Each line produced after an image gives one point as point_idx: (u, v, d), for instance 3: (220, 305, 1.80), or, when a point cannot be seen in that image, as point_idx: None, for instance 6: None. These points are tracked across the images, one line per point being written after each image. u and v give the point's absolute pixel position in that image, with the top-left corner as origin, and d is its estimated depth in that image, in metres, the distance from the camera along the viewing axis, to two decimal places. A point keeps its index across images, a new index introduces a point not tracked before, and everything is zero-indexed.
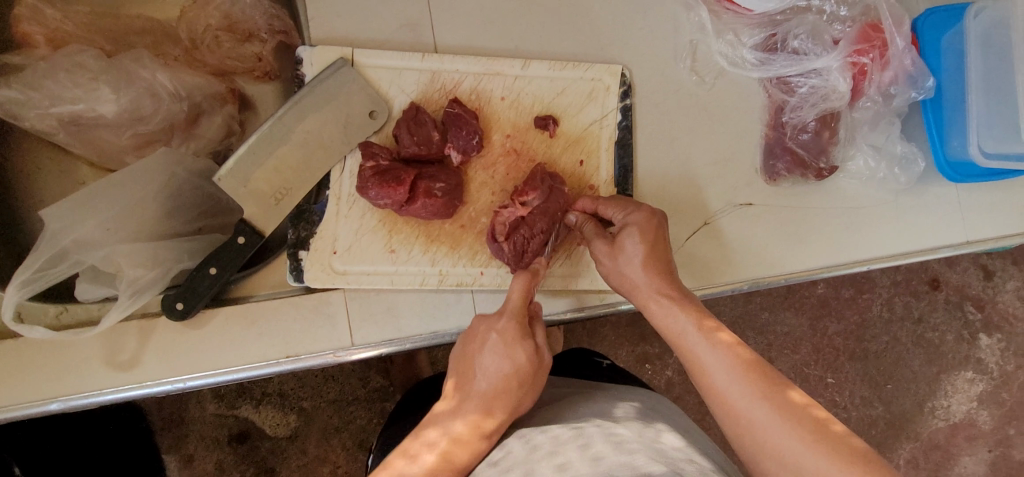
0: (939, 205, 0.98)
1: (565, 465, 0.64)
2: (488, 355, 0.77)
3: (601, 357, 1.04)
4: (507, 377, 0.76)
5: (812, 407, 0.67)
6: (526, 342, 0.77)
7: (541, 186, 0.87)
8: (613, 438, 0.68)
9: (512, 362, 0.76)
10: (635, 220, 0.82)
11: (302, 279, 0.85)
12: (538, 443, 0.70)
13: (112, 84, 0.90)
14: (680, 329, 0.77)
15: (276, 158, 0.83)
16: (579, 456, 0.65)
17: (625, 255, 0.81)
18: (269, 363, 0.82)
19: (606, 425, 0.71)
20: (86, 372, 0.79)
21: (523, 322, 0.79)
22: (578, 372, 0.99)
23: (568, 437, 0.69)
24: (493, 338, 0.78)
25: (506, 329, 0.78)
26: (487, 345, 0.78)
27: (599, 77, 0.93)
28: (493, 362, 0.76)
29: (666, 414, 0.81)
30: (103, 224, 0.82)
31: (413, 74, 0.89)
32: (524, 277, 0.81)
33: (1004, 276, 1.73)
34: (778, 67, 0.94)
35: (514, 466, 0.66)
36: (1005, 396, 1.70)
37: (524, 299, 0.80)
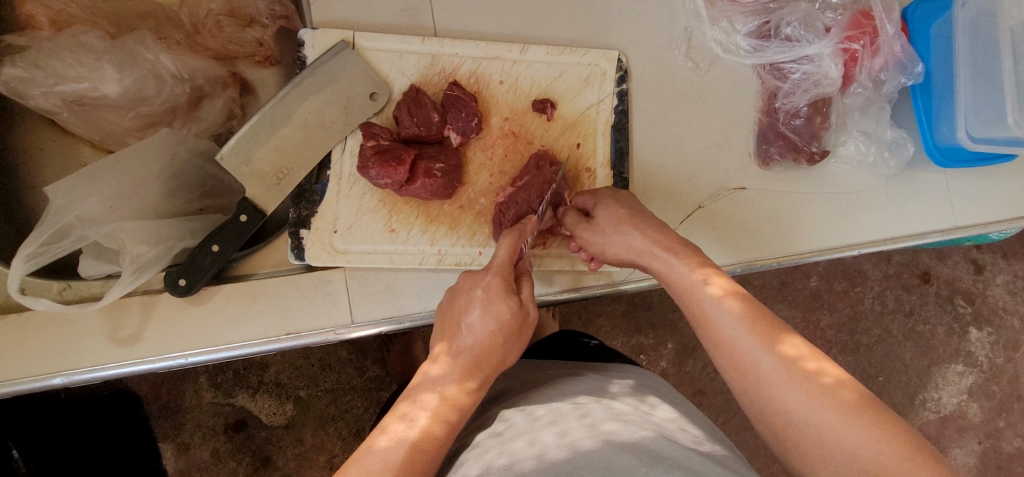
0: (928, 191, 1.00)
1: (564, 432, 0.65)
2: (472, 311, 0.78)
3: (589, 339, 1.07)
4: (495, 331, 0.77)
5: (802, 362, 0.65)
6: (512, 298, 0.78)
7: (534, 170, 0.90)
8: (610, 410, 0.70)
9: (497, 316, 0.77)
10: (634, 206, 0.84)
11: (303, 257, 0.86)
12: (536, 415, 0.71)
13: (115, 63, 0.91)
14: (690, 284, 0.76)
15: (278, 137, 0.85)
16: (578, 425, 0.66)
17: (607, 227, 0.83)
18: (269, 340, 0.84)
19: (604, 401, 0.73)
20: (90, 347, 0.81)
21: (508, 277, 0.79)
22: (568, 352, 1.01)
23: (567, 410, 0.71)
24: (479, 294, 0.78)
25: (492, 287, 0.78)
26: (471, 301, 0.78)
27: (596, 62, 0.95)
28: (477, 316, 0.77)
29: (661, 391, 0.82)
30: (106, 201, 0.83)
31: (413, 58, 0.90)
32: (511, 237, 0.80)
33: (994, 270, 1.76)
34: (772, 53, 0.96)
35: (512, 435, 0.68)
36: (995, 389, 1.73)
37: (511, 257, 0.80)
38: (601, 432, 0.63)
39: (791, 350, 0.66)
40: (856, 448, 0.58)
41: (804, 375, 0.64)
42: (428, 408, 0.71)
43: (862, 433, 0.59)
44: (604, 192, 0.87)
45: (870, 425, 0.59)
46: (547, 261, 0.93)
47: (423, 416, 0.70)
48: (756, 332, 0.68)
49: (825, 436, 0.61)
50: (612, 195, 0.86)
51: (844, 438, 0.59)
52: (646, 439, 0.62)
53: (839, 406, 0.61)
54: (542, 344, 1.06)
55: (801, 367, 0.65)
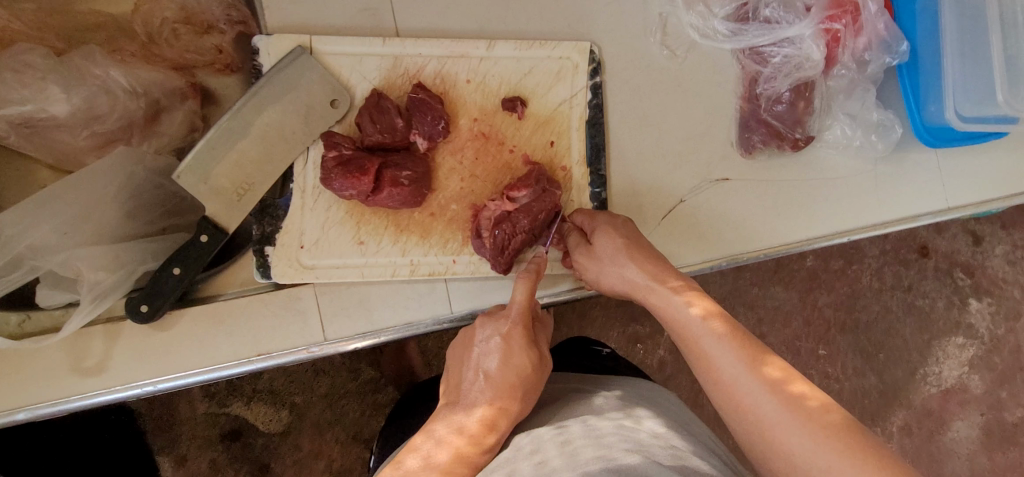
0: (919, 171, 0.96)
1: (543, 463, 0.63)
2: (491, 360, 0.76)
3: (602, 346, 1.06)
4: (514, 380, 0.74)
5: (787, 385, 0.65)
6: (534, 350, 0.77)
7: (534, 185, 0.87)
8: (590, 432, 0.67)
9: (518, 367, 0.75)
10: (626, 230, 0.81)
11: (269, 275, 0.83)
12: (521, 445, 0.70)
13: (60, 82, 0.88)
14: (679, 314, 0.74)
15: (237, 152, 0.81)
16: (557, 454, 0.64)
17: (603, 256, 0.81)
18: (239, 362, 0.81)
19: (588, 420, 0.71)
20: (53, 380, 0.78)
21: (526, 324, 0.78)
22: (577, 358, 1.00)
23: (550, 436, 0.69)
24: (498, 343, 0.76)
25: (512, 337, 0.76)
26: (489, 350, 0.76)
27: (567, 55, 0.91)
28: (496, 365, 0.75)
29: (653, 399, 0.80)
30: (58, 229, 0.80)
31: (375, 60, 0.86)
32: (527, 280, 0.79)
33: (993, 241, 1.72)
34: (751, 36, 0.92)
35: (494, 468, 0.67)
36: (996, 360, 1.70)
37: (529, 303, 0.79)
38: (581, 461, 0.61)
39: (775, 372, 0.66)
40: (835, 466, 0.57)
41: (790, 398, 0.63)
42: (420, 450, 0.69)
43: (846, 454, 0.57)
44: (604, 216, 0.84)
45: (851, 450, 0.57)
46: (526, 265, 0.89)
47: (411, 458, 0.68)
48: (742, 353, 0.68)
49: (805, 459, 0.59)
50: (607, 222, 0.83)
51: (824, 461, 0.58)
52: (626, 465, 0.59)
53: (824, 426, 0.60)
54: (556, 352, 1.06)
55: (787, 389, 0.64)
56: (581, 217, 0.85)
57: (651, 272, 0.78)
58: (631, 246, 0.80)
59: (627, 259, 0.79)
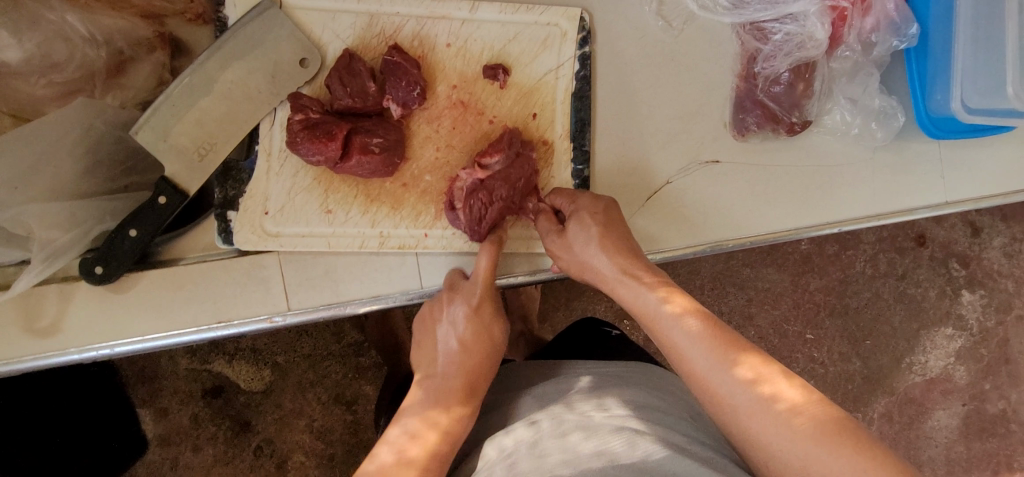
0: (920, 162, 0.92)
1: (511, 466, 0.65)
2: (463, 325, 0.80)
3: (611, 328, 1.03)
4: (479, 345, 0.81)
5: (758, 385, 0.62)
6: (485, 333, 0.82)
7: (507, 149, 0.82)
8: (559, 429, 0.67)
9: (485, 331, 0.81)
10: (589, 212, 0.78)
11: (232, 242, 0.79)
12: (504, 445, 0.69)
13: (11, 28, 0.82)
14: (651, 308, 0.72)
15: (199, 110, 0.77)
16: (527, 455, 0.65)
17: (578, 239, 0.77)
18: (199, 330, 0.78)
19: (558, 413, 0.70)
20: (5, 338, 0.76)
21: (491, 293, 0.81)
22: (585, 346, 0.98)
23: (523, 436, 0.69)
24: (466, 314, 0.79)
25: (470, 328, 0.80)
26: (456, 319, 0.80)
27: (555, 21, 0.85)
28: (466, 332, 0.80)
29: (641, 381, 0.78)
30: (8, 184, 0.76)
31: (349, 17, 0.81)
32: (491, 247, 0.80)
33: (992, 233, 1.68)
34: (752, 11, 0.86)
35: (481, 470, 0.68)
36: (984, 352, 1.68)
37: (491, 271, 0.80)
38: (548, 466, 0.62)
39: (747, 372, 0.63)
40: (807, 468, 0.56)
41: (758, 399, 0.61)
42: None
43: (813, 455, 0.56)
44: (582, 200, 0.80)
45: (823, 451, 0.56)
46: None
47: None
48: (711, 353, 0.66)
49: (778, 458, 0.58)
50: (587, 205, 0.79)
51: (799, 457, 0.57)
52: (589, 469, 0.60)
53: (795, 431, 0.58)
54: (565, 336, 1.05)
55: (757, 391, 0.62)
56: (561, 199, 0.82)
57: (622, 263, 0.76)
58: (607, 233, 0.76)
59: (593, 246, 0.76)
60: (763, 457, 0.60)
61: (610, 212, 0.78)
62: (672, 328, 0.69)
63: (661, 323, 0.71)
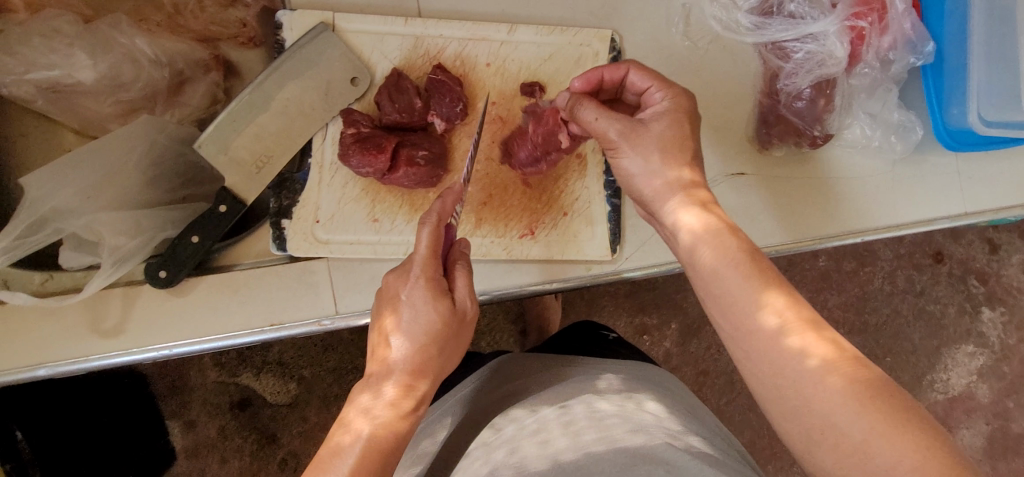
0: (938, 175, 0.95)
1: (546, 441, 0.67)
2: (408, 311, 0.72)
3: (608, 331, 1.07)
4: (443, 324, 0.72)
5: (789, 336, 0.61)
6: (440, 300, 0.72)
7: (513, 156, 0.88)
8: (594, 414, 0.69)
9: (427, 321, 0.72)
10: (668, 103, 0.77)
11: (285, 248, 0.84)
12: (525, 421, 0.71)
13: (88, 50, 0.90)
14: (692, 243, 0.70)
15: (257, 125, 0.83)
16: (561, 434, 0.67)
17: (650, 133, 0.75)
18: (252, 332, 0.83)
19: (590, 400, 0.72)
20: (71, 339, 0.80)
21: (434, 274, 0.72)
22: (582, 345, 1.02)
23: (551, 416, 0.70)
24: (404, 298, 0.72)
25: (417, 291, 0.72)
26: (398, 306, 0.72)
27: (587, 42, 0.91)
28: (404, 323, 0.72)
29: (648, 378, 0.82)
30: (82, 193, 0.82)
31: (396, 39, 0.87)
32: (431, 225, 0.72)
33: (1010, 250, 1.70)
34: (774, 31, 0.91)
35: (497, 442, 0.69)
36: (1006, 370, 1.68)
37: (434, 250, 0.73)
38: (584, 443, 0.65)
39: (775, 321, 0.62)
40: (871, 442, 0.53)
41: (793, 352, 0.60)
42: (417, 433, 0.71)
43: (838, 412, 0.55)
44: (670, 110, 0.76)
45: (860, 410, 0.55)
46: (536, 250, 0.89)
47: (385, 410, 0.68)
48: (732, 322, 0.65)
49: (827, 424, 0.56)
50: (677, 105, 0.77)
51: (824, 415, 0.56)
52: (626, 450, 0.62)
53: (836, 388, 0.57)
54: (560, 337, 1.07)
55: (784, 341, 0.61)
56: (643, 79, 0.79)
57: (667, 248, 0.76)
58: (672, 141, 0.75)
59: (659, 155, 0.75)
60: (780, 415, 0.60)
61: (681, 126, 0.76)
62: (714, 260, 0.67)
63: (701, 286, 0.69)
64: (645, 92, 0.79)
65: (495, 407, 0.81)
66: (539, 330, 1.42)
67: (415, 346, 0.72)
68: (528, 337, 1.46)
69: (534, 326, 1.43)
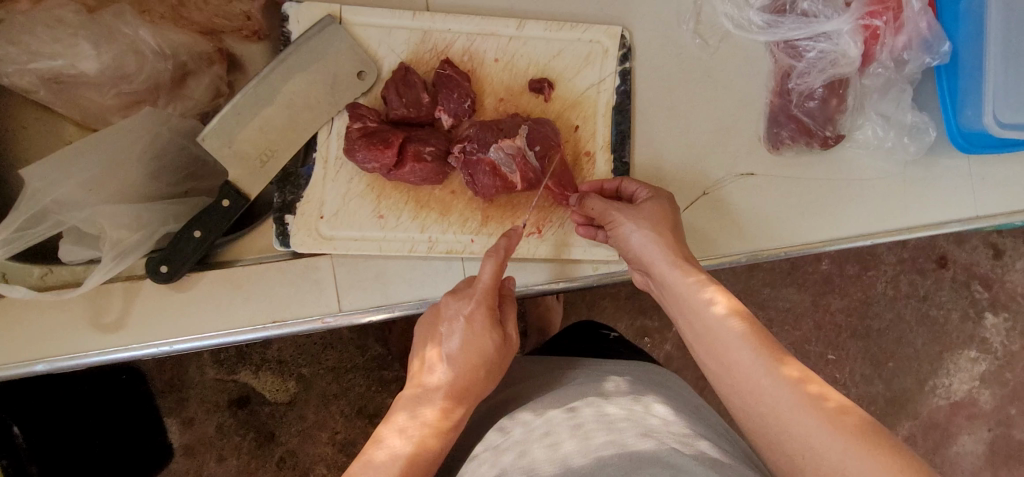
0: (950, 178, 0.94)
1: (554, 444, 0.65)
2: (462, 337, 0.75)
3: (608, 330, 1.06)
4: (493, 355, 0.75)
5: (807, 383, 0.62)
6: (495, 330, 0.75)
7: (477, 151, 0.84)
8: (603, 418, 0.67)
9: (479, 349, 0.75)
10: (652, 203, 0.79)
11: (289, 244, 0.83)
12: (533, 425, 0.70)
13: (92, 40, 0.88)
14: (694, 301, 0.73)
15: (262, 118, 0.81)
16: (571, 436, 0.66)
17: (640, 217, 0.78)
18: (255, 329, 0.81)
19: (598, 404, 0.71)
20: (70, 334, 0.79)
21: (491, 305, 0.76)
22: (584, 344, 1.01)
23: (561, 420, 0.69)
24: (459, 323, 0.75)
25: (473, 318, 0.75)
26: (453, 328, 0.75)
27: (598, 39, 0.90)
28: (456, 346, 0.74)
29: (656, 381, 0.81)
30: (83, 185, 0.80)
31: (404, 33, 0.86)
32: (497, 259, 0.76)
33: (1014, 255, 1.69)
34: (786, 30, 0.90)
35: (507, 444, 0.68)
36: (1008, 376, 1.67)
37: (495, 282, 0.76)
38: (593, 447, 0.63)
39: (794, 371, 0.63)
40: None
41: (807, 396, 0.61)
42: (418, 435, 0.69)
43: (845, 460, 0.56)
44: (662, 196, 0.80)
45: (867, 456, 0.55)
46: (543, 249, 0.87)
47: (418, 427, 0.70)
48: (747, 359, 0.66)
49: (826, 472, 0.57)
50: (665, 197, 0.80)
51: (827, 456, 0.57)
52: (637, 453, 0.60)
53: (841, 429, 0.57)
54: (560, 337, 1.06)
55: (804, 389, 0.62)
56: (634, 184, 0.83)
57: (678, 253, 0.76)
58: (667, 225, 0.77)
59: (649, 226, 0.77)
60: (788, 448, 0.60)
61: (673, 214, 0.79)
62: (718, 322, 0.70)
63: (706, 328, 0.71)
64: (633, 192, 0.83)
65: (500, 409, 0.80)
66: (540, 331, 1.41)
67: (462, 371, 0.74)
68: (529, 337, 1.44)
69: (536, 327, 1.41)
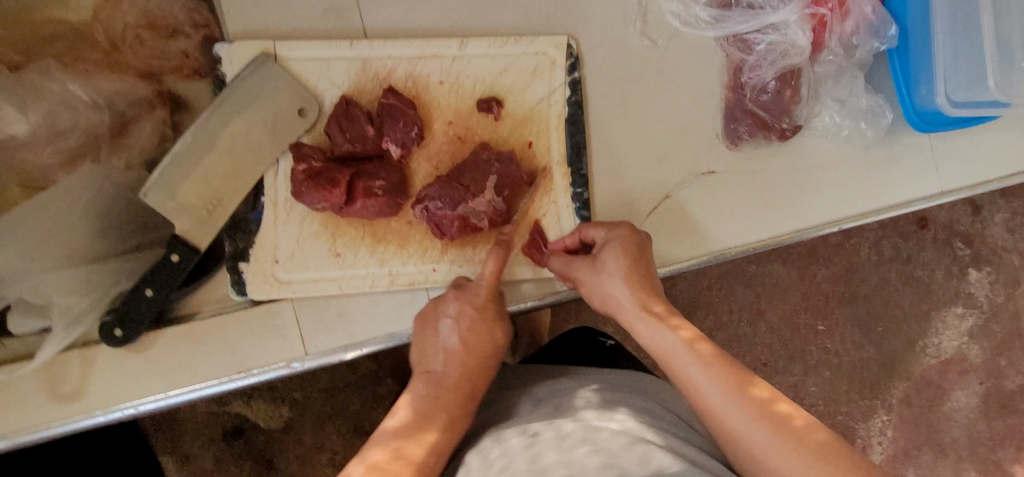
0: (911, 157, 0.93)
1: None
2: (466, 321, 0.78)
3: (605, 338, 1.05)
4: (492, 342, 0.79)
5: (775, 404, 0.63)
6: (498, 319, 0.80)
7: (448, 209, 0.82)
8: (563, 442, 0.66)
9: (489, 335, 0.79)
10: (616, 235, 0.79)
11: (246, 293, 0.81)
12: (491, 457, 0.69)
13: (15, 103, 0.86)
14: (663, 332, 0.72)
15: (204, 168, 0.79)
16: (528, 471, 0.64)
17: (605, 272, 0.78)
18: (221, 381, 0.80)
19: (558, 424, 0.70)
20: (31, 408, 0.77)
21: (493, 297, 0.80)
22: (576, 355, 1.00)
23: (520, 449, 0.67)
24: (469, 313, 0.78)
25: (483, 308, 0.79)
26: (459, 315, 0.78)
27: (544, 51, 0.88)
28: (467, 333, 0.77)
29: (634, 388, 0.81)
30: (26, 255, 0.78)
31: (343, 64, 0.84)
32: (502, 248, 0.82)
33: (993, 209, 1.69)
34: (734, 23, 0.88)
35: None
36: (996, 328, 1.68)
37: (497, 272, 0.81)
38: None
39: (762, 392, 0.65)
40: None
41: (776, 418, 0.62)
42: None
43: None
44: (619, 228, 0.80)
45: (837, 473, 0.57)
46: (507, 271, 0.86)
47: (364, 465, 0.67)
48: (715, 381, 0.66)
49: None
50: (621, 236, 0.79)
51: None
52: None
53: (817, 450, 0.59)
54: (557, 343, 1.06)
55: (773, 409, 0.63)
56: (591, 229, 0.83)
57: (644, 301, 0.75)
58: (633, 267, 0.77)
59: (623, 281, 0.76)
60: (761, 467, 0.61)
61: (642, 248, 0.79)
62: (686, 349, 0.69)
63: (670, 348, 0.70)
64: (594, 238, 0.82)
65: (474, 434, 0.79)
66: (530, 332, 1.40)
67: (474, 356, 0.77)
68: (518, 339, 1.41)
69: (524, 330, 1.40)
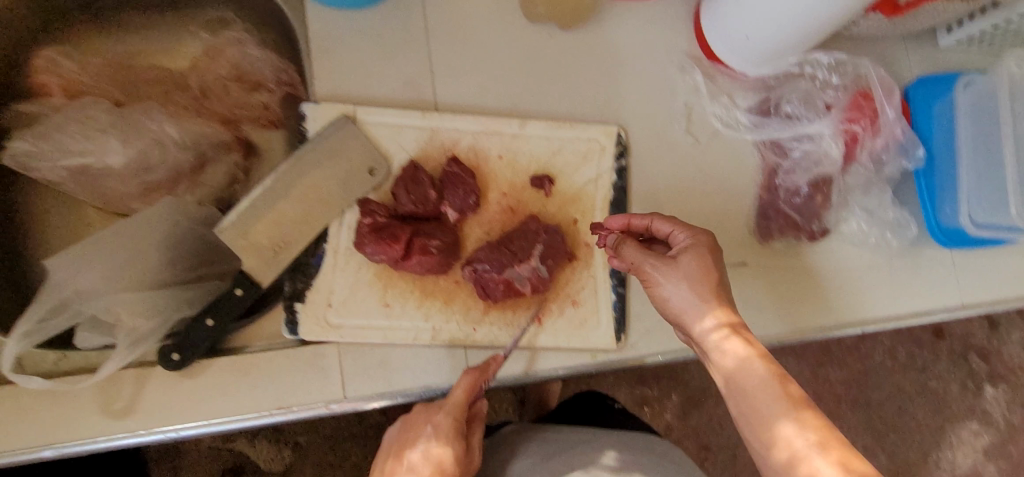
0: (933, 269, 0.98)
1: None
2: (424, 444, 0.79)
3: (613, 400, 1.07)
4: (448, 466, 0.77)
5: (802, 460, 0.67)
6: (458, 442, 0.79)
7: (494, 270, 0.87)
8: None
9: (439, 461, 0.77)
10: (690, 242, 0.79)
11: (297, 332, 0.85)
12: None
13: (121, 137, 0.94)
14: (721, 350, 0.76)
15: (277, 212, 0.85)
16: None
17: (677, 273, 0.78)
18: (260, 415, 0.83)
19: None
20: (81, 420, 0.80)
21: (459, 420, 0.80)
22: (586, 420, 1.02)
23: None
24: (430, 433, 0.79)
25: (440, 427, 0.80)
26: (421, 436, 0.80)
27: (596, 138, 0.96)
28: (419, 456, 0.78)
29: (651, 455, 0.82)
30: (103, 275, 0.84)
31: (414, 132, 0.92)
32: (470, 375, 0.81)
33: (1009, 327, 1.71)
34: (772, 130, 0.97)
35: None
36: (1011, 449, 1.66)
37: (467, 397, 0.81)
38: None
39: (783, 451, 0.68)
40: None
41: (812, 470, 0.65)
42: None
43: None
44: (701, 235, 0.80)
45: None
46: (543, 337, 0.90)
47: None
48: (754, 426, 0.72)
49: None
50: (702, 242, 0.79)
51: None
52: None
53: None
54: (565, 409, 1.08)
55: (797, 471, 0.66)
56: (666, 225, 0.81)
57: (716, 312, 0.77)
58: (705, 276, 0.77)
59: (688, 284, 0.77)
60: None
61: (717, 256, 0.79)
62: (743, 372, 0.74)
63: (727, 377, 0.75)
64: (669, 235, 0.82)
65: None
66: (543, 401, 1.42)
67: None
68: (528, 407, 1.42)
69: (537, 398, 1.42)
